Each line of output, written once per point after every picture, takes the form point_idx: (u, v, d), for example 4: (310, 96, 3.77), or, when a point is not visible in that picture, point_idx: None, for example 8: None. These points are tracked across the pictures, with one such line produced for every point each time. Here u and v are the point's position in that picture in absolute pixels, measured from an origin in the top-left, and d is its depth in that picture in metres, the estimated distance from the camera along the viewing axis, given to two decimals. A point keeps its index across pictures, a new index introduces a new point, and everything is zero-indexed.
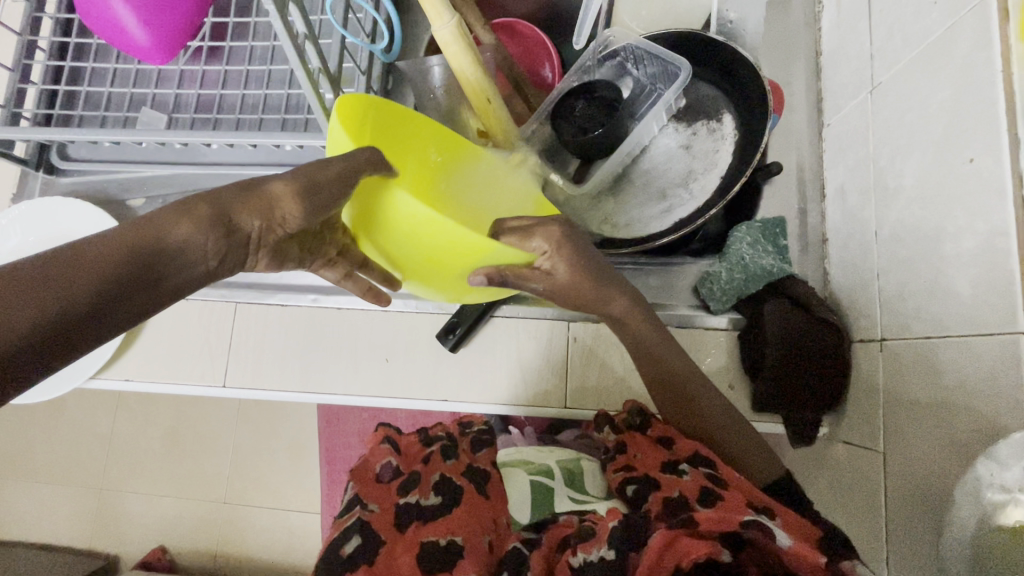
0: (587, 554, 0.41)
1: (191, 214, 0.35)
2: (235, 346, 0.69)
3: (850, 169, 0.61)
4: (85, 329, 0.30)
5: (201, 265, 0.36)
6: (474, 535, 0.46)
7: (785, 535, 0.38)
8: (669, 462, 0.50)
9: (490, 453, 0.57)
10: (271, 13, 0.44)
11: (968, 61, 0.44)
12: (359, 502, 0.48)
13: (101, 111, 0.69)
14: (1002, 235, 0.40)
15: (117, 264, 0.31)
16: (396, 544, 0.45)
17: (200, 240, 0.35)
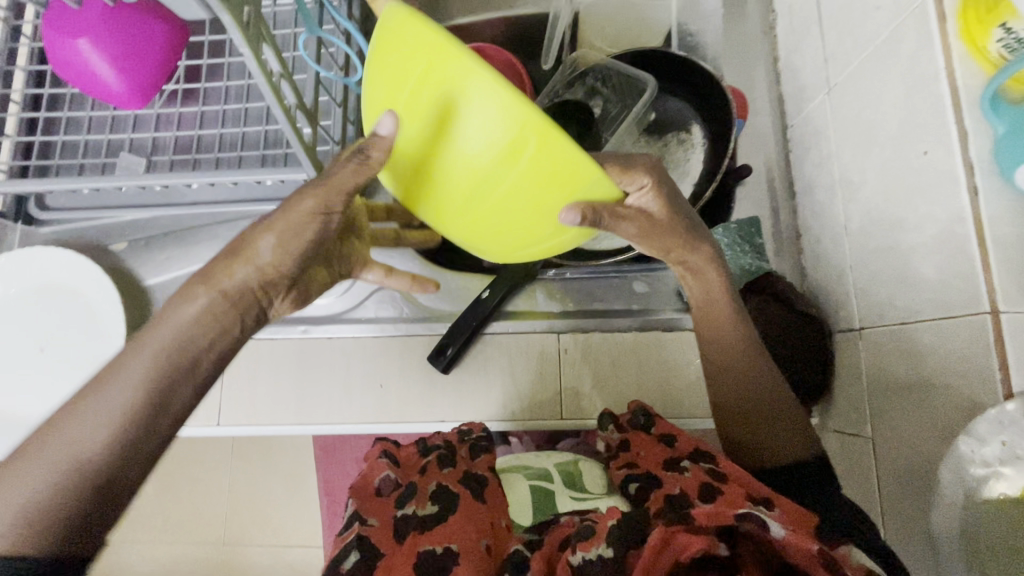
0: (586, 553, 0.41)
1: (193, 298, 0.41)
2: (227, 383, 0.69)
3: (815, 167, 0.64)
4: (151, 430, 0.38)
5: (215, 339, 0.42)
6: (470, 538, 0.45)
7: (778, 525, 0.39)
8: (670, 460, 0.51)
9: (489, 457, 0.57)
10: (246, 55, 0.45)
11: (913, 61, 0.47)
12: (359, 518, 0.49)
13: (80, 159, 0.69)
14: (960, 222, 0.43)
15: (146, 380, 0.39)
16: (393, 556, 0.45)
17: (218, 320, 0.42)
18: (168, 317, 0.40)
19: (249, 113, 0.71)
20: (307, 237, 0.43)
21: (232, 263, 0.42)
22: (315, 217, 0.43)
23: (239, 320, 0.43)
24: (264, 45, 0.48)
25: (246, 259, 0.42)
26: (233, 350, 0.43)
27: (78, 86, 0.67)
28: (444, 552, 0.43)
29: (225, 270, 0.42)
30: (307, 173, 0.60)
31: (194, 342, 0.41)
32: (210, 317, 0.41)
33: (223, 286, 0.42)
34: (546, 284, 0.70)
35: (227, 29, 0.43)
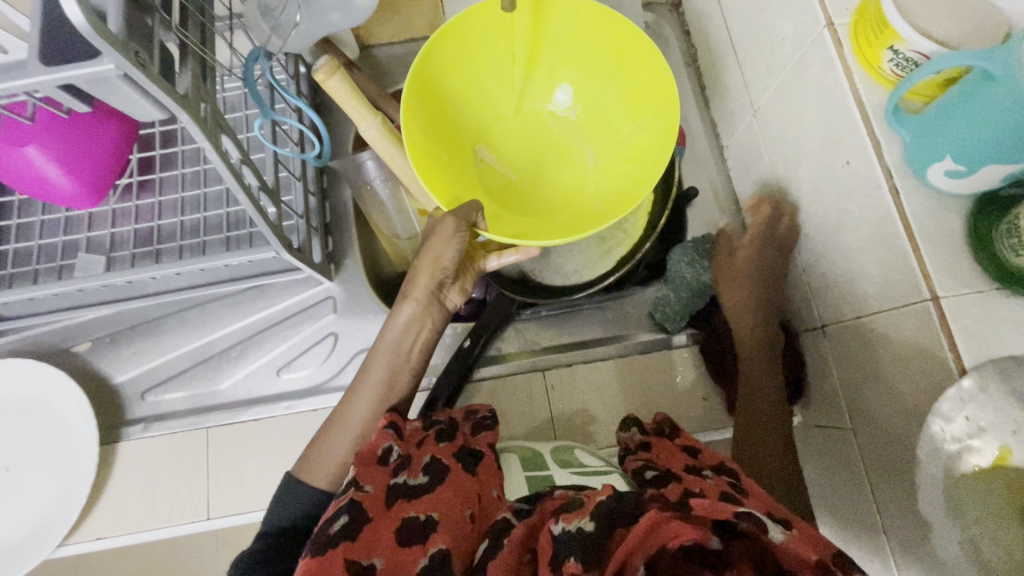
0: (567, 525, 0.37)
1: (401, 307, 0.57)
2: (213, 474, 0.67)
3: (755, 181, 0.68)
4: (399, 389, 0.56)
5: (422, 326, 0.57)
6: (455, 508, 0.45)
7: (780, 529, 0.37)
8: (691, 467, 0.49)
9: (490, 436, 0.55)
10: (206, 148, 0.47)
11: (822, 82, 0.52)
12: (353, 483, 0.46)
13: (33, 266, 0.67)
14: (889, 220, 0.47)
15: (388, 361, 0.56)
16: (379, 521, 0.43)
17: (415, 317, 0.56)
18: (391, 322, 0.57)
19: (208, 196, 0.71)
20: (452, 255, 0.55)
21: (417, 274, 0.56)
22: (454, 233, 0.54)
23: (431, 316, 0.57)
24: (223, 136, 0.49)
25: (419, 274, 0.56)
26: (432, 335, 0.58)
27: (25, 192, 0.66)
28: (429, 521, 0.43)
29: (415, 282, 0.56)
30: (275, 249, 0.61)
31: (405, 337, 0.57)
32: (413, 319, 0.56)
33: (414, 295, 0.56)
34: (523, 323, 0.72)
35: (185, 127, 0.44)
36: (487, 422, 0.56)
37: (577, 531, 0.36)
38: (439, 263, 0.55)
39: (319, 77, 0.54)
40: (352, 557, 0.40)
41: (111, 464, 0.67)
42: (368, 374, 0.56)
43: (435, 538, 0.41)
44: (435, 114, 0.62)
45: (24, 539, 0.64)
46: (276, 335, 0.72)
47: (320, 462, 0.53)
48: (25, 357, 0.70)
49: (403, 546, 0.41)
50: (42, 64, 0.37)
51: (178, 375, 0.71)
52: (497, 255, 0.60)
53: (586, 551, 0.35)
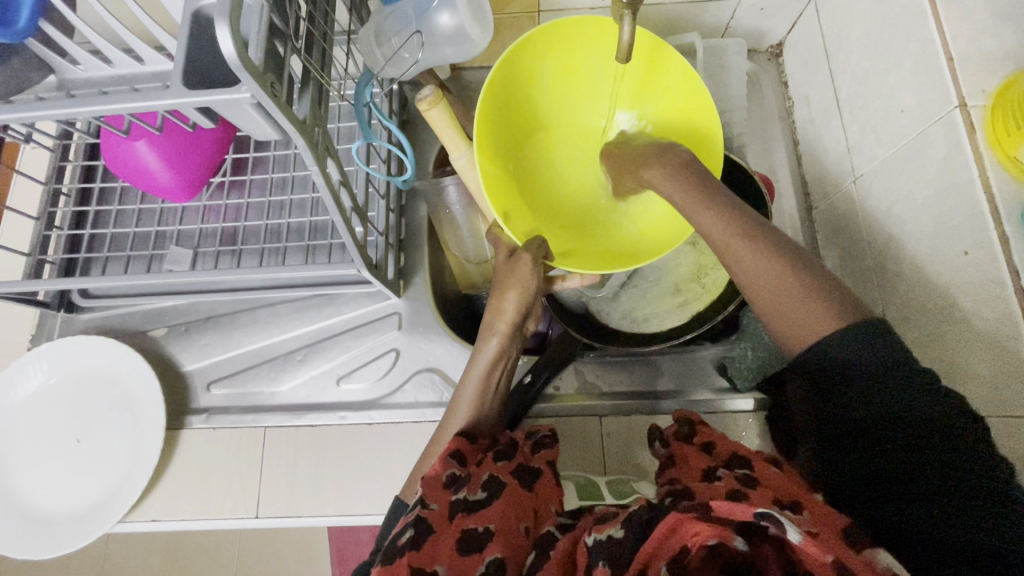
0: (598, 534, 0.40)
1: (487, 342, 0.58)
2: (266, 472, 0.68)
3: (846, 249, 0.65)
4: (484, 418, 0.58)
5: (507, 360, 0.58)
6: (511, 522, 0.46)
7: (796, 529, 0.35)
8: (709, 469, 0.49)
9: (548, 454, 0.54)
10: (313, 169, 0.48)
11: (944, 165, 0.50)
12: (419, 499, 0.47)
13: (127, 253, 0.71)
14: (1010, 321, 0.44)
15: (476, 394, 0.58)
16: (441, 531, 0.45)
17: (499, 351, 0.57)
18: (475, 359, 0.58)
19: (293, 202, 0.73)
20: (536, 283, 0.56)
21: (501, 301, 0.57)
22: (534, 266, 0.56)
23: (515, 347, 0.59)
24: (328, 160, 0.50)
25: (500, 310, 0.57)
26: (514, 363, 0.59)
27: (128, 181, 0.69)
28: (486, 534, 0.44)
29: (500, 315, 0.57)
30: (356, 267, 0.62)
31: (492, 372, 0.58)
32: (499, 354, 0.57)
33: (501, 328, 0.57)
34: (586, 365, 0.71)
35: (299, 152, 0.46)
36: (546, 441, 0.56)
37: (607, 539, 0.39)
38: (524, 293, 0.56)
39: (422, 105, 0.55)
40: (417, 565, 0.41)
41: (173, 450, 0.70)
42: (457, 404, 0.58)
43: (491, 548, 0.43)
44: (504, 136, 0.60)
45: (86, 511, 0.67)
46: (339, 344, 0.73)
47: (415, 483, 0.56)
48: (107, 334, 0.74)
49: (462, 555, 0.43)
50: (184, 86, 0.39)
51: (242, 371, 0.73)
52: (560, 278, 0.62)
53: (614, 555, 0.38)
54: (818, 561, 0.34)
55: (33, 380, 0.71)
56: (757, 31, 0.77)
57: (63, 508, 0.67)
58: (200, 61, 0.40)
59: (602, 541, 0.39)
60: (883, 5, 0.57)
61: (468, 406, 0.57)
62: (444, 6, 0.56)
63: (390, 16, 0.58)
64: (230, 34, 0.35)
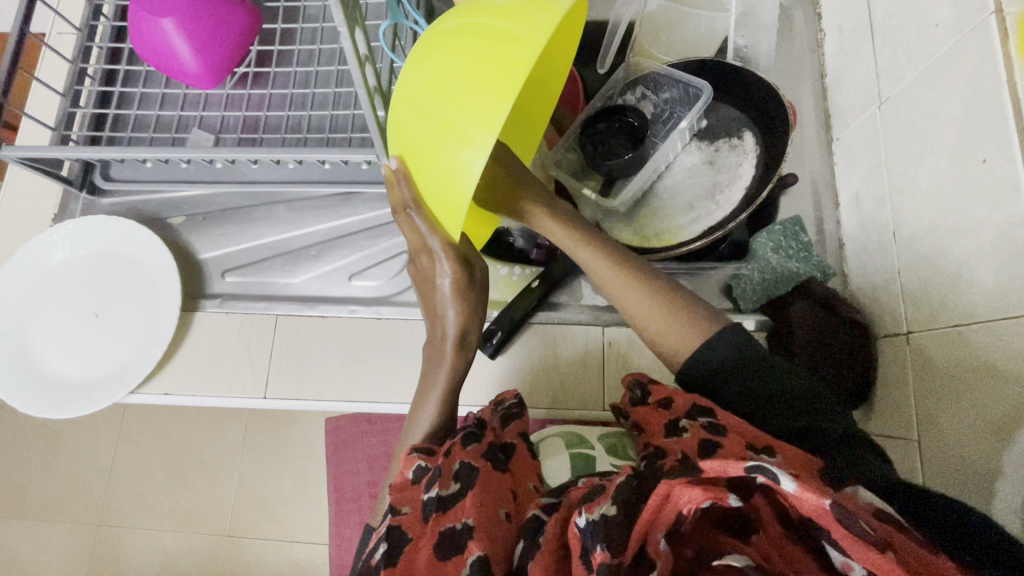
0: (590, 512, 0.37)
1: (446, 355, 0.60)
2: (276, 357, 0.71)
3: (864, 177, 0.65)
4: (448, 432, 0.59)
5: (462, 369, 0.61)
6: (489, 511, 0.45)
7: (788, 478, 0.34)
8: (670, 421, 0.49)
9: (518, 425, 0.57)
10: (342, 32, 0.48)
11: (974, 74, 0.49)
12: (390, 509, 0.47)
13: (150, 134, 0.72)
14: (1020, 225, 0.44)
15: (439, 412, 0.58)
16: (420, 538, 0.45)
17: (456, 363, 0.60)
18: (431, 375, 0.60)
19: (315, 97, 0.74)
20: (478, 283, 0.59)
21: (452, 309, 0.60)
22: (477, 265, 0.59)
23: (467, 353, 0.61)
24: (356, 29, 0.50)
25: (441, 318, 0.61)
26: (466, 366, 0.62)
27: (154, 66, 0.70)
28: (465, 529, 0.43)
29: (446, 327, 0.61)
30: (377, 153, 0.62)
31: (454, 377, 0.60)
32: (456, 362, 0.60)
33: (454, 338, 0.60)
34: (594, 279, 0.72)
35: (330, 9, 0.46)
36: (513, 411, 0.57)
37: (602, 518, 0.37)
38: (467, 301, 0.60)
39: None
40: None
41: (187, 330, 0.72)
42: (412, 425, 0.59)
43: (472, 546, 0.42)
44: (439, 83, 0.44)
45: (102, 379, 0.69)
46: (354, 242, 0.75)
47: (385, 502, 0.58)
48: (127, 217, 0.75)
49: (444, 559, 0.42)
50: None
51: (257, 262, 0.75)
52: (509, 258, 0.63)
53: (609, 534, 0.36)
54: (814, 504, 0.34)
55: (55, 254, 0.73)
56: None
57: (80, 376, 0.70)
58: None
59: (595, 522, 0.36)
60: None
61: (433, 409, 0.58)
62: None
63: None
64: None
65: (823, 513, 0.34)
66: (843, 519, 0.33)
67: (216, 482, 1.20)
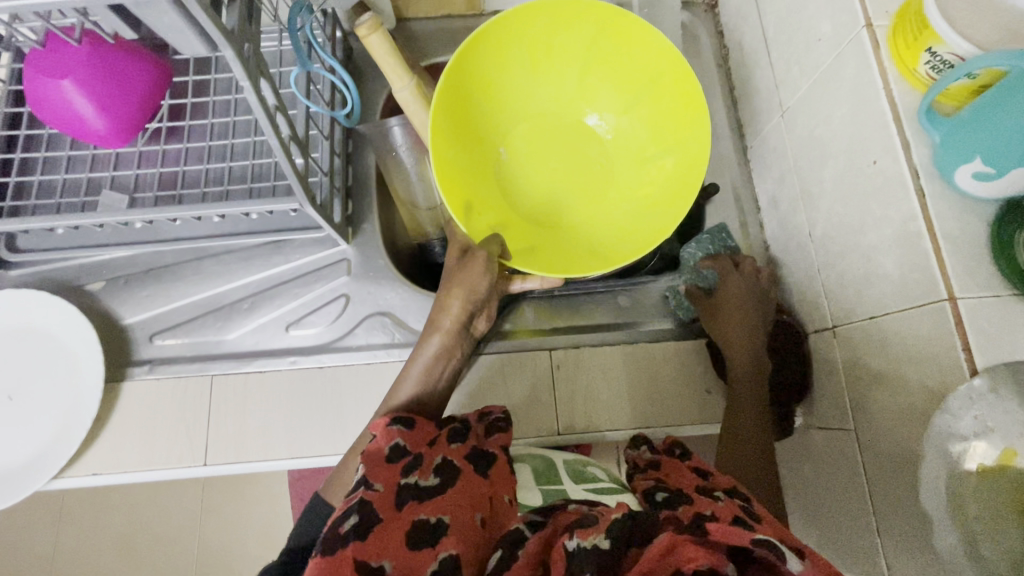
0: (583, 540, 0.37)
1: (439, 333, 0.61)
2: (215, 420, 0.67)
3: (777, 182, 0.69)
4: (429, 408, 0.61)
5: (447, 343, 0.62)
6: (466, 513, 0.45)
7: (799, 562, 0.35)
8: (702, 487, 0.47)
9: (503, 437, 0.56)
10: (245, 85, 0.47)
11: (856, 83, 0.53)
12: (363, 481, 0.47)
13: (57, 199, 0.68)
14: (912, 220, 0.47)
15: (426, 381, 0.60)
16: (388, 521, 0.44)
17: (444, 342, 0.61)
18: (417, 353, 0.61)
19: (236, 147, 0.72)
20: (480, 285, 0.60)
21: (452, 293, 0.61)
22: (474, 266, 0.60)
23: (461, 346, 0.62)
24: (262, 80, 0.50)
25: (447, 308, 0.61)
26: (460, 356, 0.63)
27: (57, 127, 0.66)
28: (438, 523, 0.44)
29: (444, 316, 0.61)
30: (300, 200, 0.61)
31: (434, 367, 0.61)
32: (446, 348, 0.61)
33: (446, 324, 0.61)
34: (537, 304, 0.73)
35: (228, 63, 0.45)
36: (501, 423, 0.57)
37: (592, 548, 0.36)
38: (469, 294, 0.60)
39: (360, 31, 0.57)
40: (363, 558, 0.41)
41: (114, 402, 0.68)
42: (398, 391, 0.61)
43: (446, 543, 0.42)
44: (525, 122, 0.68)
45: (22, 466, 0.64)
46: (288, 291, 0.72)
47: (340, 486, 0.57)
48: (38, 288, 0.71)
49: (414, 546, 0.42)
50: None
51: (187, 321, 0.71)
52: (519, 278, 0.65)
53: (603, 564, 0.36)
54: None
55: None
56: None
57: None
58: None
59: (586, 550, 0.36)
60: None
61: (414, 385, 0.60)
62: None
63: None
64: None
65: None
66: None
67: (172, 553, 1.12)
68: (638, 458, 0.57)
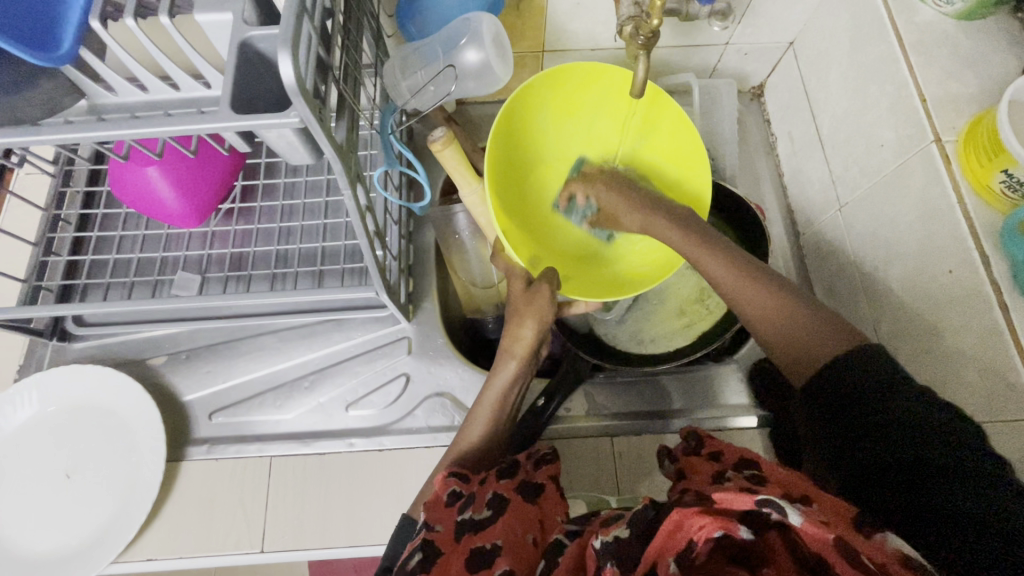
0: (605, 536, 0.40)
1: (508, 362, 0.56)
2: (272, 503, 0.66)
3: (836, 273, 0.70)
4: (498, 439, 0.57)
5: (517, 370, 0.56)
6: (517, 535, 0.46)
7: (796, 512, 0.35)
8: (716, 475, 0.48)
9: (552, 468, 0.55)
10: (346, 192, 0.49)
11: (925, 194, 0.55)
12: (424, 525, 0.46)
13: (130, 279, 0.70)
14: (997, 333, 0.48)
15: (495, 410, 0.56)
16: (450, 553, 0.44)
17: (512, 369, 0.56)
18: (491, 381, 0.57)
19: (304, 228, 0.74)
20: (551, 311, 0.56)
21: (526, 319, 0.56)
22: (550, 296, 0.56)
23: (528, 374, 0.58)
24: (357, 185, 0.52)
25: (518, 335, 0.56)
26: (525, 379, 0.58)
27: (134, 207, 0.69)
28: (493, 549, 0.44)
29: (516, 344, 0.56)
30: (373, 289, 0.63)
31: (509, 392, 0.57)
32: (514, 379, 0.57)
33: (517, 352, 0.56)
34: (595, 387, 0.72)
35: (335, 175, 0.47)
36: (548, 457, 0.56)
37: (616, 541, 0.39)
38: (542, 321, 0.56)
39: (435, 147, 0.55)
40: None
41: (171, 484, 0.67)
42: (469, 423, 0.57)
43: (499, 561, 0.43)
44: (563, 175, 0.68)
45: (75, 551, 0.62)
46: (349, 369, 0.73)
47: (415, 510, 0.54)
48: (102, 364, 0.71)
49: (472, 573, 0.42)
50: (233, 111, 0.40)
51: (247, 399, 0.72)
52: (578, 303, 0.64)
53: (623, 555, 0.38)
54: (819, 540, 0.34)
55: (20, 412, 0.67)
56: (742, 74, 0.83)
57: (47, 551, 0.62)
58: (247, 90, 0.42)
59: (609, 541, 0.39)
60: (858, 52, 0.64)
61: (488, 412, 0.56)
62: (471, 42, 0.56)
63: (415, 51, 0.59)
64: (291, 61, 0.36)
65: (828, 549, 0.34)
66: (848, 556, 0.33)
67: None
68: (672, 475, 0.57)
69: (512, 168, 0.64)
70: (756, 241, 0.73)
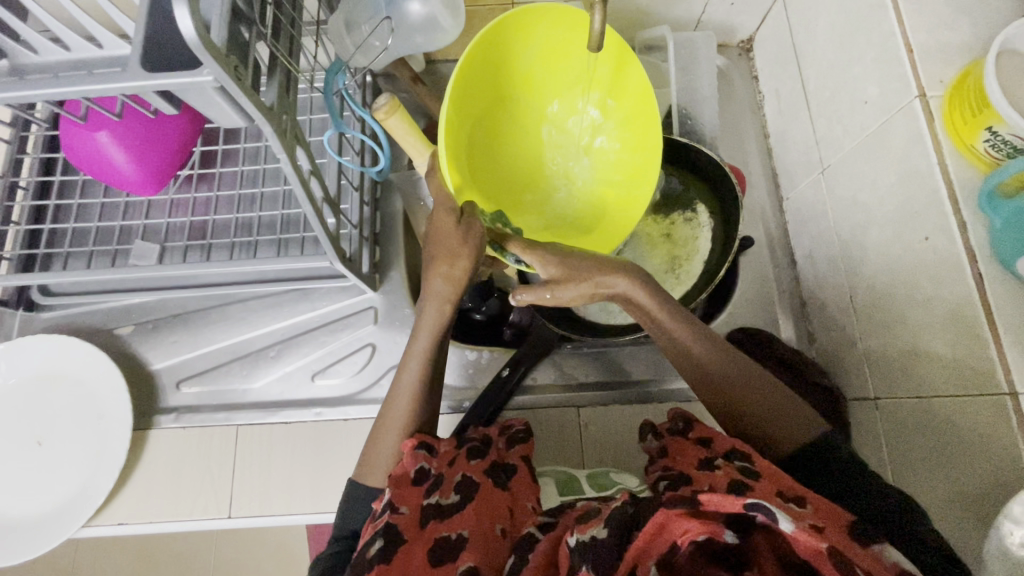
0: (581, 534, 0.39)
1: (438, 305, 0.53)
2: (239, 472, 0.67)
3: (815, 239, 0.67)
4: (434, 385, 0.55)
5: (445, 309, 0.53)
6: (485, 526, 0.45)
7: (787, 518, 0.34)
8: (704, 459, 0.47)
9: (523, 450, 0.54)
10: (282, 159, 0.46)
11: (906, 153, 0.51)
12: (389, 504, 0.45)
13: (90, 248, 0.69)
14: (969, 304, 0.45)
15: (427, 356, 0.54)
16: (413, 541, 0.44)
17: (440, 309, 0.53)
18: (422, 321, 0.54)
19: (264, 195, 0.73)
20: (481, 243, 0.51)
21: (455, 257, 0.51)
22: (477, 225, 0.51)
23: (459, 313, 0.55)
24: (297, 148, 0.49)
25: (449, 276, 0.52)
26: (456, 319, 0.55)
27: (89, 173, 0.66)
28: (459, 541, 0.44)
29: (441, 282, 0.53)
30: (328, 259, 0.61)
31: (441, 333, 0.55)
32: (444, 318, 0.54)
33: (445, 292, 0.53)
34: (562, 357, 0.71)
35: (266, 139, 0.44)
36: (521, 436, 0.55)
37: (591, 539, 0.38)
38: (472, 255, 0.51)
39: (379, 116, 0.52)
40: None
41: (139, 452, 0.67)
42: (402, 373, 0.54)
43: (464, 556, 0.43)
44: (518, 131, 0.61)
45: (48, 516, 0.64)
46: (314, 339, 0.72)
47: (366, 468, 0.52)
48: (68, 334, 0.71)
49: (435, 566, 0.42)
50: (145, 70, 0.38)
51: (213, 368, 0.71)
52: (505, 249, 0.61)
53: (598, 558, 0.37)
54: (811, 548, 0.34)
55: None
56: (728, 26, 0.77)
57: (21, 515, 0.64)
58: (160, 46, 0.39)
59: (586, 541, 0.38)
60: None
61: (421, 357, 0.54)
62: None
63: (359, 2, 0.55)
64: (189, 14, 0.34)
65: (820, 558, 0.34)
66: (841, 566, 0.33)
67: None
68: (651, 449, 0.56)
69: (474, 105, 0.55)
70: (733, 207, 0.69)
